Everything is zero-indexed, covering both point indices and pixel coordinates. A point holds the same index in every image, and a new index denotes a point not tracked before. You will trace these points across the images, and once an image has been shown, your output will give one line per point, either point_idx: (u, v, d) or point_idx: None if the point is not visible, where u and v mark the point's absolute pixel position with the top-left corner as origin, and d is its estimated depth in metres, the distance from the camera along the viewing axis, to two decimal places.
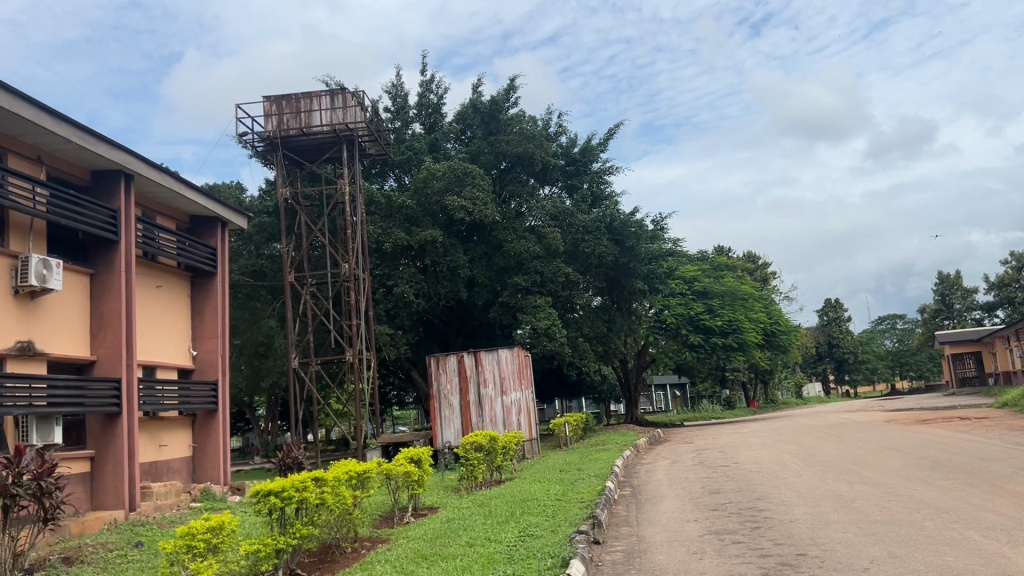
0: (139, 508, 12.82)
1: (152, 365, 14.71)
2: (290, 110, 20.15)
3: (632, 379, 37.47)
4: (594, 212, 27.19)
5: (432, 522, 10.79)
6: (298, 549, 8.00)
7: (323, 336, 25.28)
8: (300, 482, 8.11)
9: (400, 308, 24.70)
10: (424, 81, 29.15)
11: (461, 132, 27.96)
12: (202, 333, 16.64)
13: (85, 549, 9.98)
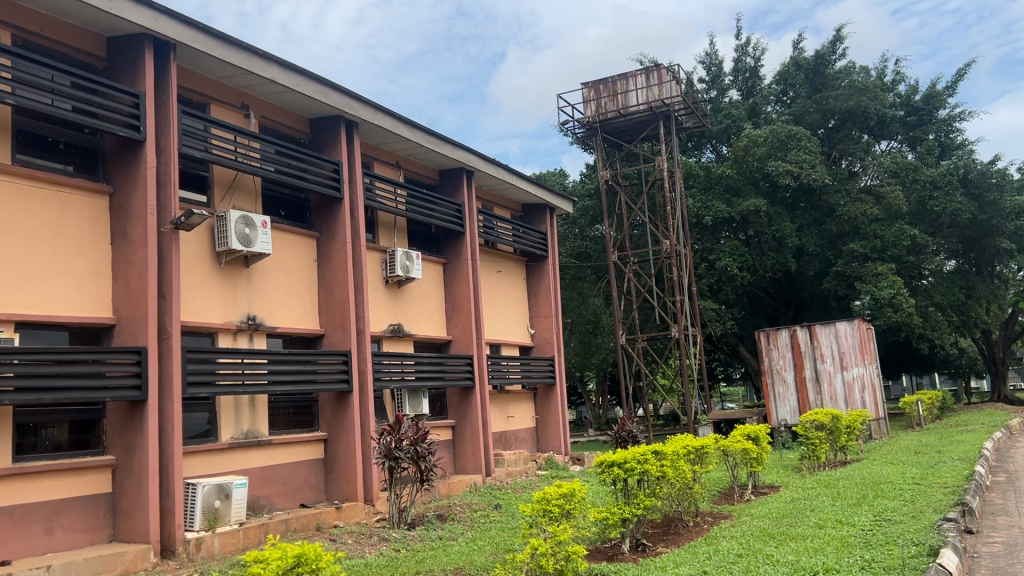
0: (494, 473, 14.07)
1: (497, 343, 15.98)
2: (608, 93, 20.57)
3: (998, 352, 32.98)
4: (943, 165, 24.26)
5: (775, 501, 10.45)
6: (643, 520, 8.17)
7: (649, 313, 25.57)
8: (641, 455, 8.21)
9: (725, 282, 24.12)
10: (739, 44, 28.00)
11: (782, 93, 26.44)
12: (539, 313, 17.64)
13: (454, 508, 11.16)
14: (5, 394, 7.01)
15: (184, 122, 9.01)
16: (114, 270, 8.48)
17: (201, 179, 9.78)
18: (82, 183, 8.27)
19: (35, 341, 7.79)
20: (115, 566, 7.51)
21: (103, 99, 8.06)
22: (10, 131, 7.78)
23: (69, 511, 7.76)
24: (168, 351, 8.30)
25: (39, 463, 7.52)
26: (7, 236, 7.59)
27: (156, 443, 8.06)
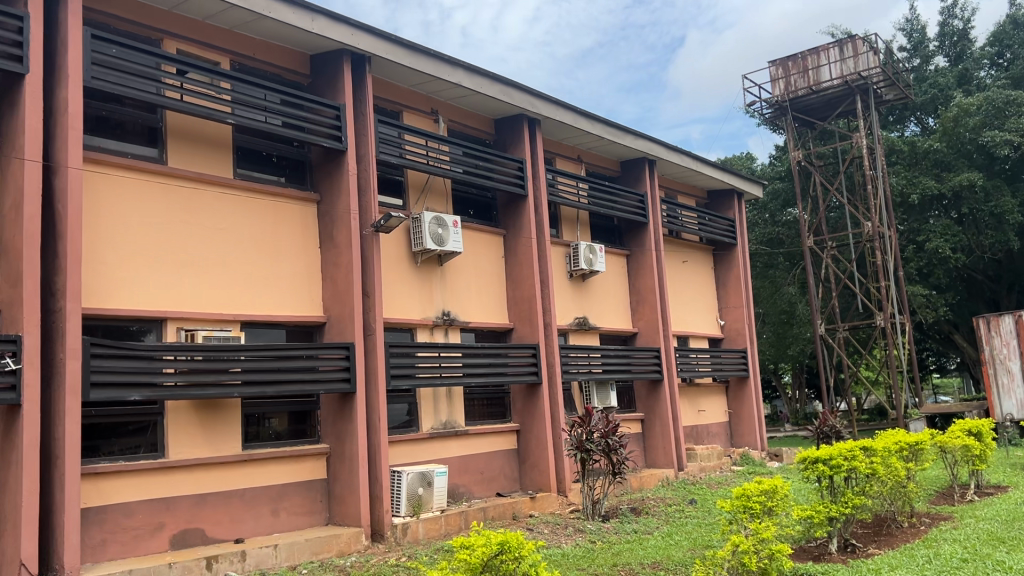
0: (686, 468, 13.83)
1: (685, 335, 15.67)
2: (797, 70, 19.59)
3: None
4: None
5: (1004, 503, 9.52)
6: (852, 520, 7.72)
7: (848, 300, 24.11)
8: (848, 451, 7.77)
9: (936, 264, 22.26)
10: (946, 6, 25.70)
11: (998, 55, 24.00)
12: (728, 303, 17.07)
13: (648, 502, 11.07)
14: (235, 387, 7.71)
15: (380, 131, 9.51)
16: (323, 272, 9.11)
17: (397, 183, 10.30)
18: (293, 193, 8.94)
19: (258, 339, 8.52)
20: (332, 547, 8.08)
21: (309, 114, 8.67)
22: (232, 149, 8.55)
23: (291, 495, 8.44)
24: (372, 346, 8.83)
25: (264, 450, 8.22)
26: (232, 244, 8.35)
27: (364, 433, 8.57)
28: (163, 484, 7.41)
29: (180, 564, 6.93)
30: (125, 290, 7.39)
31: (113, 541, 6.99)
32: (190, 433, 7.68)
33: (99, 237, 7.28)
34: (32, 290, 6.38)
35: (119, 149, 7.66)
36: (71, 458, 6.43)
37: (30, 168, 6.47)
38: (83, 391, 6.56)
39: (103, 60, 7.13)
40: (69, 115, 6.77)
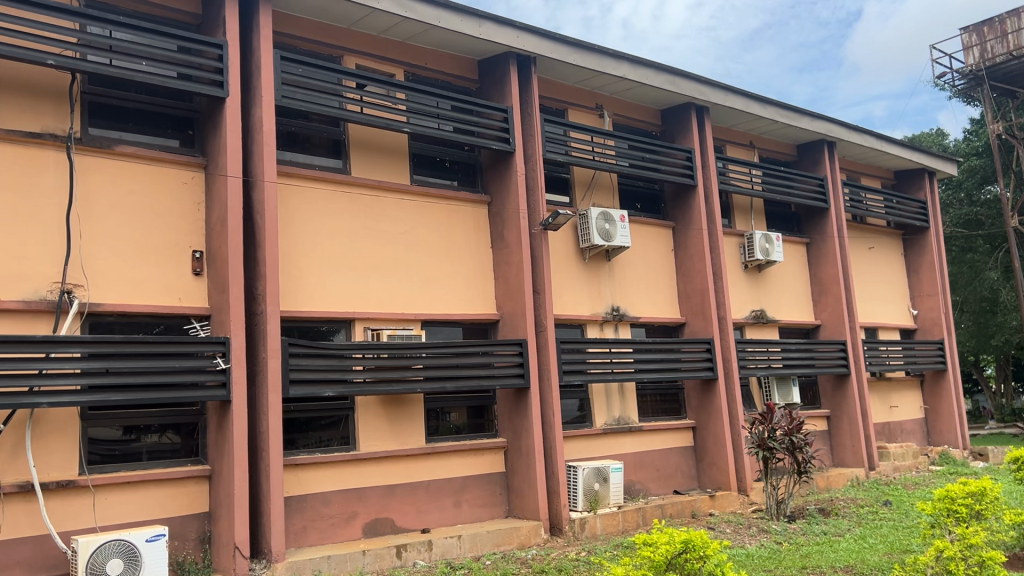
0: (877, 467, 13.03)
1: (873, 326, 14.76)
2: (994, 35, 17.95)
3: None
4: None
5: None
6: None
7: None
8: None
9: None
10: None
11: None
12: (921, 291, 15.92)
13: (837, 503, 10.53)
14: (417, 383, 8.02)
15: (547, 129, 9.58)
16: (496, 271, 9.30)
17: (564, 181, 10.39)
18: (465, 195, 9.18)
19: (436, 337, 8.83)
20: (513, 540, 8.26)
21: (479, 117, 8.89)
22: (407, 156, 8.93)
23: (472, 488, 8.67)
24: (545, 343, 8.95)
25: (446, 444, 8.50)
26: (410, 246, 8.69)
27: (540, 428, 8.68)
28: (354, 476, 7.87)
29: (372, 551, 7.37)
30: (316, 293, 7.91)
31: (312, 528, 7.50)
32: (378, 427, 8.10)
33: (292, 243, 7.83)
34: (237, 295, 6.96)
35: (307, 162, 8.22)
36: (275, 449, 6.96)
37: (232, 184, 7.06)
38: (283, 388, 7.08)
39: (292, 79, 7.65)
40: (264, 132, 7.33)
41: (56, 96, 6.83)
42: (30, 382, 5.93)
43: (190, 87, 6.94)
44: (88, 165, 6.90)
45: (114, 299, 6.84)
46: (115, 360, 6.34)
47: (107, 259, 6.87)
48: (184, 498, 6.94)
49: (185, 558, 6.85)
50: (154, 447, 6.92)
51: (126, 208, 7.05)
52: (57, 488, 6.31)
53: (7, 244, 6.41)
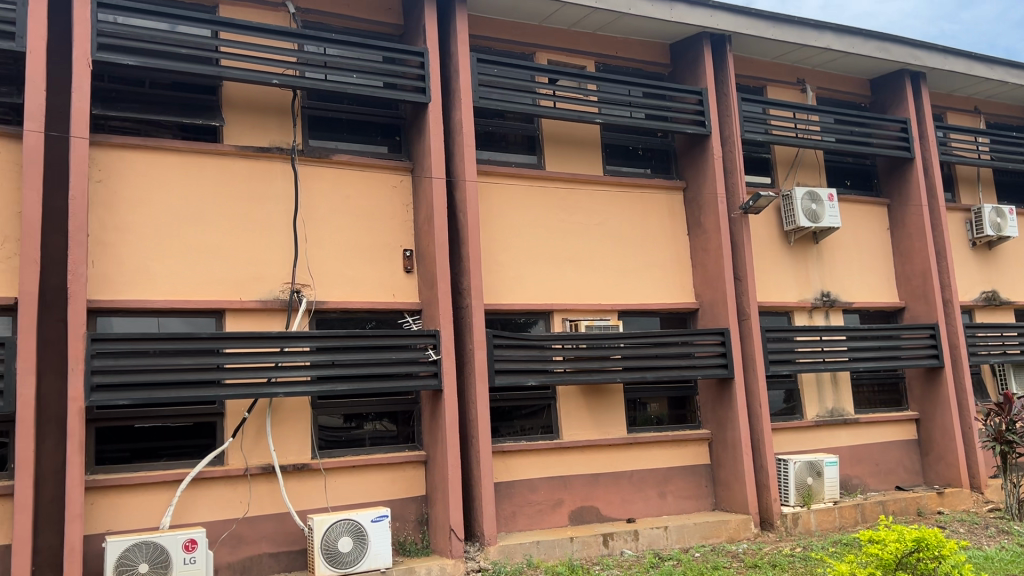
0: None
1: None
2: None
3: None
4: None
5: None
6: None
7: None
8: None
9: None
10: None
11: None
12: None
13: None
14: (616, 373, 8.01)
15: (744, 109, 9.20)
16: (694, 259, 9.08)
17: (764, 162, 9.98)
18: (660, 182, 9.05)
19: (634, 327, 8.78)
20: (721, 533, 8.09)
21: (673, 102, 8.73)
22: (600, 146, 8.96)
23: (677, 478, 8.55)
24: (749, 332, 8.65)
25: (648, 434, 8.44)
26: (606, 237, 8.70)
27: (746, 419, 8.40)
28: (559, 464, 8.01)
29: (580, 538, 7.51)
30: (516, 287, 8.12)
31: (521, 514, 7.73)
32: (580, 418, 8.21)
33: (493, 239, 8.09)
34: (444, 290, 7.28)
35: (504, 159, 8.46)
36: (484, 436, 7.23)
37: (437, 184, 7.39)
38: (489, 377, 7.33)
39: (489, 80, 7.88)
40: (464, 133, 7.61)
41: (280, 112, 7.46)
42: (269, 374, 6.54)
43: (395, 95, 7.34)
44: (309, 174, 7.49)
45: (335, 297, 7.38)
46: (339, 353, 6.86)
47: (328, 260, 7.42)
48: (403, 482, 7.38)
49: (406, 538, 7.29)
50: (375, 434, 7.41)
51: (343, 212, 7.58)
52: (294, 470, 6.92)
53: (245, 250, 7.09)
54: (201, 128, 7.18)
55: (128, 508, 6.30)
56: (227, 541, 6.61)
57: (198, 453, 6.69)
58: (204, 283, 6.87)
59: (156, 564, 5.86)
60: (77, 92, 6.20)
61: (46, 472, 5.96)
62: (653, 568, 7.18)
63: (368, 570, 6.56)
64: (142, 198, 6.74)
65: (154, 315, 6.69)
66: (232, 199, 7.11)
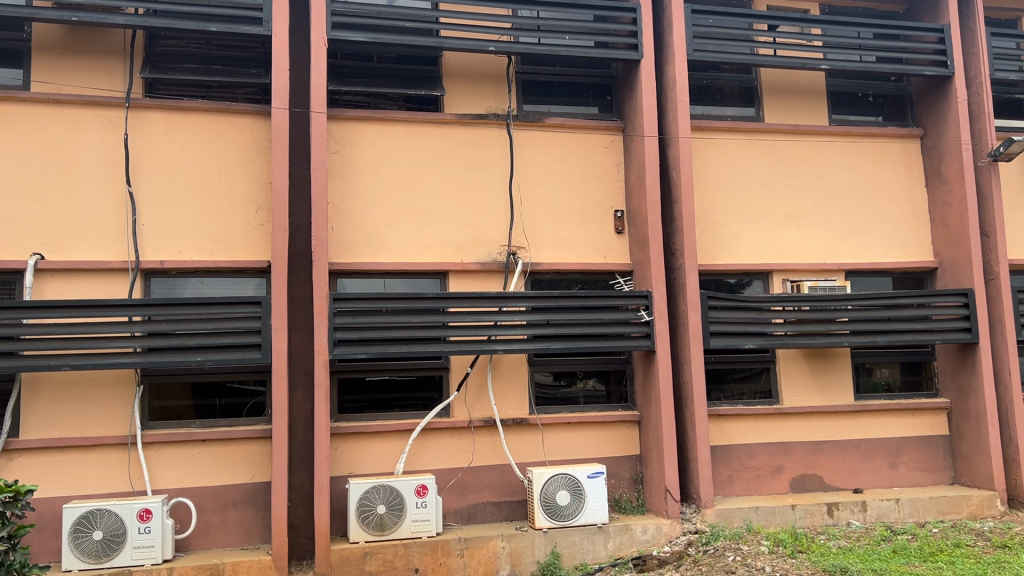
0: None
1: None
2: None
3: None
4: None
5: None
6: None
7: None
8: None
9: None
10: None
11: None
12: None
13: None
14: (842, 337, 7.57)
15: (994, 45, 8.24)
16: (933, 213, 8.32)
17: (1017, 103, 8.93)
18: (892, 130, 8.38)
19: (862, 288, 8.25)
20: (961, 509, 7.49)
21: (908, 43, 8.02)
22: (825, 95, 8.42)
23: (910, 449, 7.99)
24: (997, 293, 7.83)
25: (878, 402, 7.94)
26: (830, 192, 8.20)
27: (993, 387, 7.66)
28: (779, 430, 7.73)
29: (803, 506, 7.24)
30: (733, 246, 7.87)
31: (739, 478, 7.57)
32: (802, 382, 7.85)
33: (707, 197, 7.89)
34: (657, 251, 7.19)
35: (720, 114, 8.21)
36: (699, 399, 7.12)
37: (649, 143, 7.27)
38: (704, 339, 7.18)
39: (703, 32, 7.61)
40: (678, 89, 7.43)
41: (496, 78, 7.66)
42: (488, 332, 6.81)
43: (607, 54, 7.29)
44: (524, 139, 7.64)
45: (550, 258, 7.52)
46: (555, 313, 7.00)
47: (542, 222, 7.57)
48: (617, 441, 7.44)
49: (621, 496, 7.37)
50: (588, 392, 7.54)
51: (557, 175, 7.67)
52: (513, 424, 7.18)
53: (464, 214, 7.39)
54: (424, 98, 7.53)
55: (367, 454, 6.83)
56: (454, 488, 7.01)
57: (425, 406, 7.12)
58: (428, 246, 7.24)
59: (392, 506, 6.34)
60: (315, 70, 6.70)
61: (297, 419, 6.59)
62: (885, 541, 6.82)
63: (585, 524, 6.72)
64: (373, 167, 7.19)
65: (382, 277, 7.14)
66: (452, 165, 7.42)
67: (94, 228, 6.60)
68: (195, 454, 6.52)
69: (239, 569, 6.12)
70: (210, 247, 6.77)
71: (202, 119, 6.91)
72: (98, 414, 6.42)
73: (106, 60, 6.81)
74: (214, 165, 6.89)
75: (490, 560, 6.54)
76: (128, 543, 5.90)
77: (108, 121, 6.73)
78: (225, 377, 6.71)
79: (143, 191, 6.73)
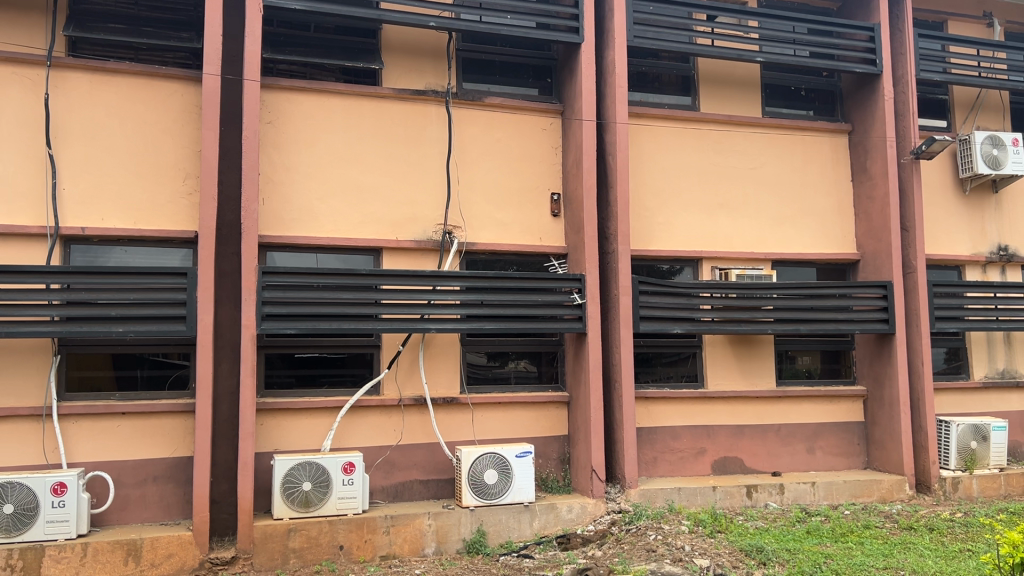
0: None
1: None
2: None
3: None
4: None
5: None
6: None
7: None
8: None
9: None
10: None
11: None
12: None
13: None
14: (768, 325, 7.76)
15: (920, 47, 8.52)
16: (857, 207, 8.59)
17: (940, 103, 9.25)
18: (822, 125, 8.60)
19: (788, 277, 8.47)
20: (873, 492, 7.79)
21: (841, 39, 8.20)
22: (760, 87, 8.59)
23: (827, 434, 8.27)
24: (914, 286, 8.14)
25: (798, 388, 8.18)
26: (761, 182, 8.38)
27: (907, 377, 7.97)
28: (704, 413, 7.92)
29: (723, 488, 7.44)
30: (665, 232, 8.00)
31: (663, 460, 7.74)
32: (727, 367, 8.04)
33: (642, 182, 7.98)
34: (591, 234, 7.24)
35: (658, 101, 8.31)
36: (628, 382, 7.23)
37: (587, 127, 7.30)
38: (635, 323, 7.28)
39: (644, 18, 7.65)
40: (617, 74, 7.48)
41: (436, 55, 7.59)
42: (421, 311, 6.76)
43: (548, 36, 7.28)
44: (463, 117, 7.59)
45: (485, 239, 7.51)
46: (488, 294, 7.01)
47: (478, 202, 7.55)
48: (546, 421, 7.51)
49: (548, 475, 7.46)
50: (519, 373, 7.58)
51: (494, 155, 7.65)
52: (444, 403, 7.18)
53: (400, 191, 7.32)
54: (362, 71, 7.42)
55: (293, 430, 6.75)
56: (382, 466, 6.98)
57: (355, 383, 7.06)
58: (362, 222, 7.16)
59: (318, 483, 6.28)
60: (250, 37, 6.53)
61: (222, 394, 6.45)
62: (799, 523, 7.07)
63: (512, 503, 6.79)
64: (307, 140, 7.06)
65: (313, 252, 7.02)
66: (389, 140, 7.33)
67: (11, 190, 6.32)
68: (114, 428, 6.35)
69: (159, 545, 5.98)
70: (135, 215, 6.57)
71: (129, 82, 6.68)
72: (11, 384, 6.18)
73: (27, 15, 6.51)
74: (141, 130, 6.67)
75: (416, 537, 6.53)
76: (40, 517, 5.72)
77: (29, 79, 6.44)
78: (147, 349, 6.54)
79: (64, 155, 6.47)
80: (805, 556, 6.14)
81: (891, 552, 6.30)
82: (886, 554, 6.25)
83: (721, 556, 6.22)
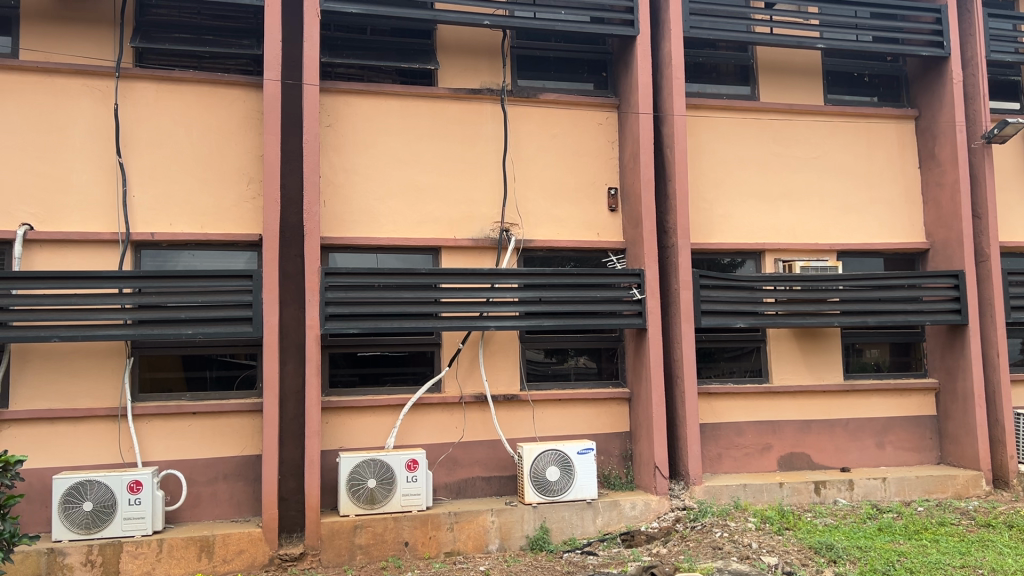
0: None
1: None
2: None
3: None
4: None
5: None
6: None
7: None
8: None
9: None
10: None
11: None
12: None
13: None
14: (833, 317, 7.60)
15: (991, 26, 8.22)
16: (925, 194, 8.33)
17: (1013, 85, 8.91)
18: (887, 111, 8.38)
19: (854, 268, 8.27)
20: (947, 488, 7.56)
21: (906, 23, 7.95)
22: (821, 74, 8.39)
23: (898, 429, 8.04)
24: (987, 275, 7.85)
25: (867, 382, 7.99)
26: (824, 171, 8.20)
27: (981, 369, 7.70)
28: (768, 408, 7.78)
29: (790, 484, 7.30)
30: (725, 225, 7.88)
31: (727, 456, 7.63)
32: (792, 361, 7.89)
33: (701, 175, 7.88)
34: (650, 229, 7.17)
35: (715, 92, 8.18)
36: (689, 378, 7.14)
37: (644, 120, 7.23)
38: (696, 318, 7.18)
39: (700, 9, 7.54)
40: (673, 65, 7.40)
41: (491, 53, 7.62)
42: (480, 308, 6.80)
43: (603, 29, 7.23)
44: (518, 114, 7.59)
45: (543, 236, 7.51)
46: (547, 291, 6.99)
47: (536, 199, 7.55)
48: (608, 418, 7.47)
49: (610, 472, 7.41)
50: (579, 369, 7.56)
51: (551, 151, 7.64)
52: (504, 400, 7.20)
53: (458, 190, 7.36)
54: (418, 72, 7.48)
55: (357, 428, 6.85)
56: (445, 463, 7.04)
57: (416, 381, 7.14)
58: (421, 221, 7.22)
59: (382, 480, 6.37)
60: (309, 41, 6.63)
61: (289, 393, 6.58)
62: (870, 520, 6.89)
63: (575, 500, 6.77)
64: (365, 141, 7.15)
65: (373, 252, 7.11)
66: (446, 139, 7.38)
67: (85, 198, 6.55)
68: (185, 427, 6.52)
69: (230, 541, 6.13)
70: (201, 219, 6.74)
71: (193, 90, 6.85)
72: (88, 385, 6.41)
73: (96, 28, 6.73)
74: (205, 136, 6.84)
75: (479, 534, 6.56)
76: (118, 514, 5.92)
77: (99, 90, 6.66)
78: (215, 350, 6.71)
79: (134, 163, 6.68)
80: (877, 554, 5.99)
81: (969, 550, 6.09)
82: (963, 552, 6.05)
83: (789, 553, 6.10)
